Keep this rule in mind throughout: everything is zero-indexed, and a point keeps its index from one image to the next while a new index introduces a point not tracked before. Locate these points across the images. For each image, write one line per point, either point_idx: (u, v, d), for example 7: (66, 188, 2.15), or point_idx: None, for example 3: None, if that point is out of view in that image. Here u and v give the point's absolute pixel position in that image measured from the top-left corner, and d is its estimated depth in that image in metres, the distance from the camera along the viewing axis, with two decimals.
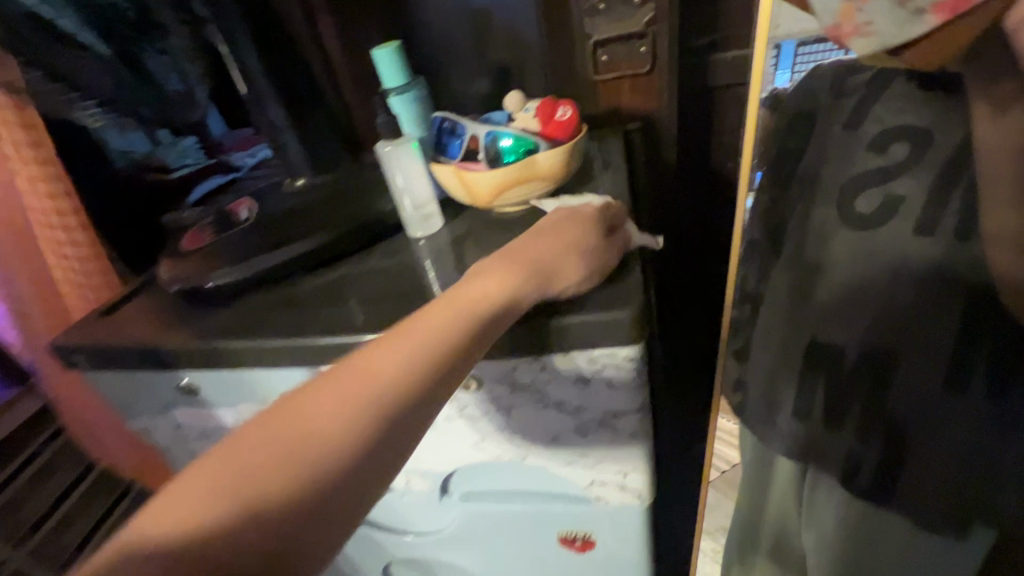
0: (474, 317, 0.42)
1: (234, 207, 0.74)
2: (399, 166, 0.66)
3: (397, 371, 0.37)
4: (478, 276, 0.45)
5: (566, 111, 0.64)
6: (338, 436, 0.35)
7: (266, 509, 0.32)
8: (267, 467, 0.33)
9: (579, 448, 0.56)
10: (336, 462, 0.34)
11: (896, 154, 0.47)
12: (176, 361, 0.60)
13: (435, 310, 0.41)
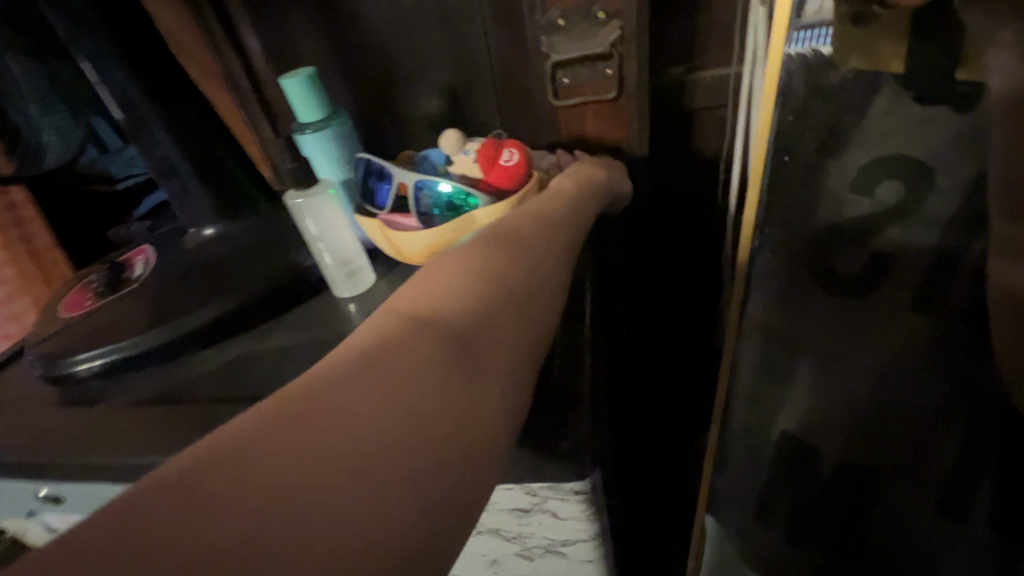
0: (527, 280, 0.37)
1: (129, 261, 0.63)
2: (315, 219, 0.56)
3: (466, 315, 0.32)
4: (512, 250, 0.39)
5: (512, 155, 0.53)
6: (442, 396, 0.28)
7: (394, 506, 0.23)
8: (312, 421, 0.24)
9: (525, 572, 0.46)
10: (439, 427, 0.26)
11: (887, 195, 0.52)
12: (33, 471, 0.49)
13: (472, 272, 0.35)
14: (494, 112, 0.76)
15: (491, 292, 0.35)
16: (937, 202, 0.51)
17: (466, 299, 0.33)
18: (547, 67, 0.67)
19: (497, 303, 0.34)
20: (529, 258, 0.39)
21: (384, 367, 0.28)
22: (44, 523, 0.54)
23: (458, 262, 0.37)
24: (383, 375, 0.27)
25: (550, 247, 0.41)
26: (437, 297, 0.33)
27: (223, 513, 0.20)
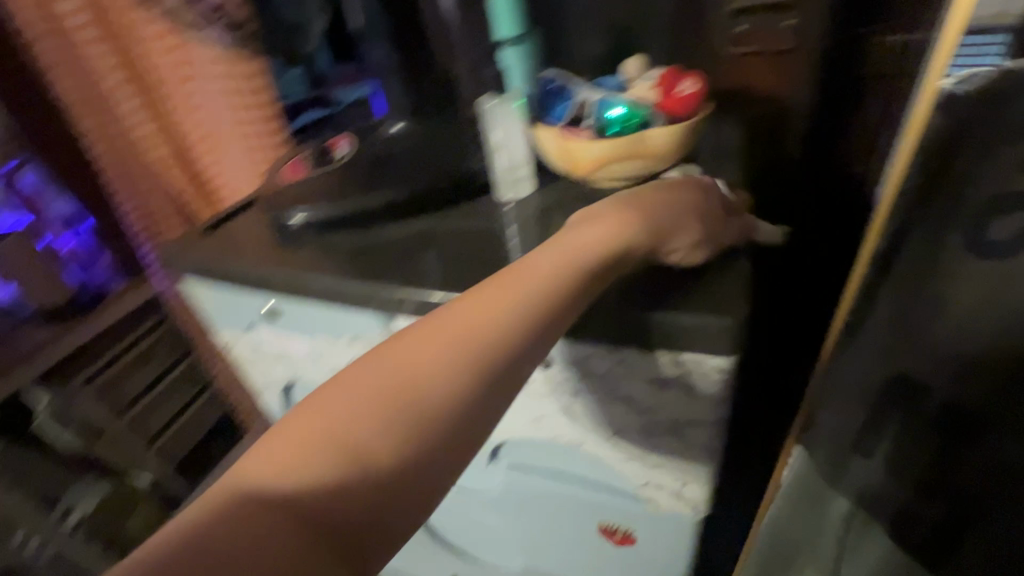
0: (510, 327, 0.36)
1: (333, 144, 0.75)
2: (500, 125, 0.63)
3: (438, 375, 0.33)
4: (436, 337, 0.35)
5: (690, 85, 0.57)
6: (383, 451, 0.31)
7: (309, 513, 0.30)
8: (304, 488, 0.30)
9: (641, 448, 0.54)
10: (397, 460, 0.31)
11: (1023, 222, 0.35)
12: (264, 287, 0.63)
13: (456, 327, 0.35)
14: (660, 57, 0.79)
15: (445, 340, 0.35)
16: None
17: (441, 352, 0.34)
18: (729, 11, 0.69)
19: (481, 327, 0.36)
20: (531, 300, 0.37)
21: (353, 431, 0.32)
22: (255, 336, 0.70)
23: (472, 306, 0.36)
24: (402, 384, 0.33)
25: (562, 281, 0.39)
26: (418, 344, 0.35)
27: (207, 531, 0.29)
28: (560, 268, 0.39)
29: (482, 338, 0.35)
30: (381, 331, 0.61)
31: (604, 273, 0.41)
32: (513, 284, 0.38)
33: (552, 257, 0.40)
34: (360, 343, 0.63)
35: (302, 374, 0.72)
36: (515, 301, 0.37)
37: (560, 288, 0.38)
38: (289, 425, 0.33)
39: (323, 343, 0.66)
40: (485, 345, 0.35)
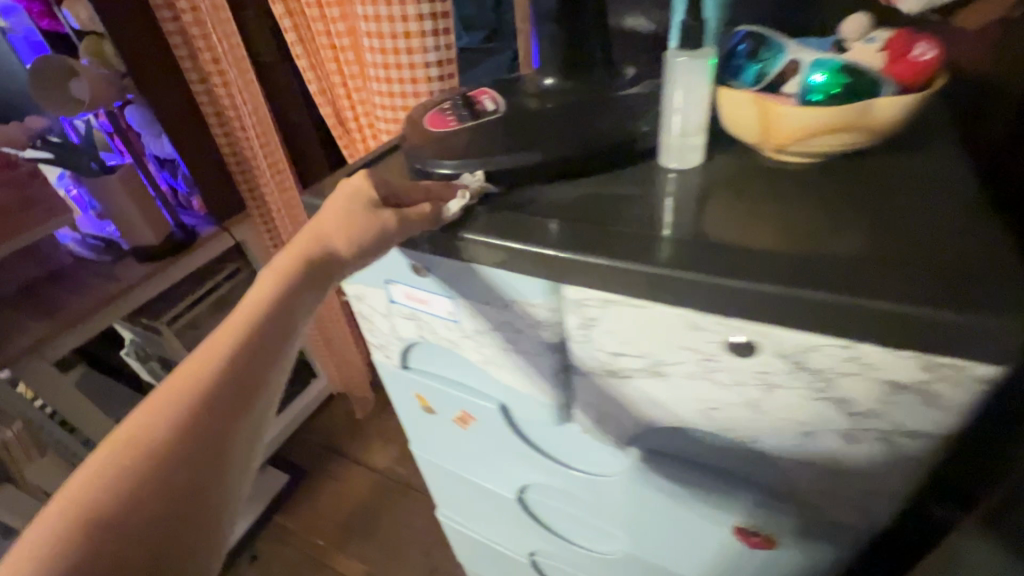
0: (257, 339, 0.46)
1: (479, 98, 0.70)
2: (690, 86, 0.57)
3: (209, 380, 0.44)
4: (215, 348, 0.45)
5: (926, 51, 0.50)
6: (164, 443, 0.40)
7: (99, 502, 0.37)
8: (151, 467, 0.39)
9: (833, 457, 0.49)
10: (140, 470, 0.39)
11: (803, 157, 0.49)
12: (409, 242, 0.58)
13: (227, 340, 0.45)
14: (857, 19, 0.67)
15: (240, 361, 0.45)
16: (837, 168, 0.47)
17: (217, 380, 0.44)
18: None
19: (235, 325, 0.46)
20: (266, 318, 0.47)
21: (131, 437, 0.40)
22: (390, 291, 0.67)
23: (235, 318, 0.47)
24: (201, 390, 0.43)
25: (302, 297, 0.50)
26: (184, 367, 0.44)
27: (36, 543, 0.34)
28: (289, 289, 0.49)
29: (231, 349, 0.45)
30: (541, 302, 0.55)
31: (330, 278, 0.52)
32: (262, 304, 0.48)
33: (280, 281, 0.50)
34: (512, 311, 0.58)
35: (431, 336, 0.69)
36: (260, 319, 0.47)
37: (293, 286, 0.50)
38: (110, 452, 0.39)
39: (467, 307, 0.61)
40: (235, 360, 0.45)
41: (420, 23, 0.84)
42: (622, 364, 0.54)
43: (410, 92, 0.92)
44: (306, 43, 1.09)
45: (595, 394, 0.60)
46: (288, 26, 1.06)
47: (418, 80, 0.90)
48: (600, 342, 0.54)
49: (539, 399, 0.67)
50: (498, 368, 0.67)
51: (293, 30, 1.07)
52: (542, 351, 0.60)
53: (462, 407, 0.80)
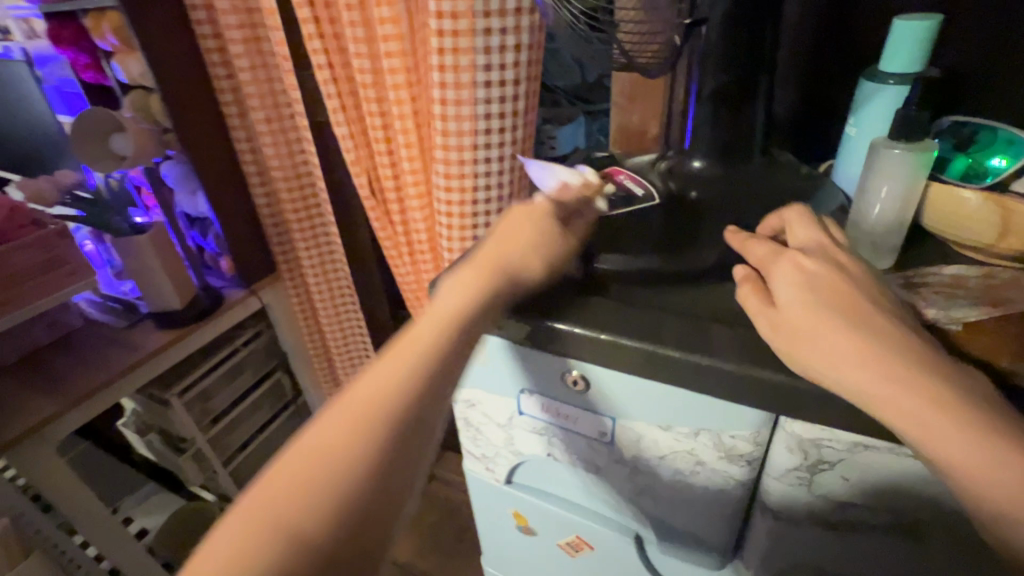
0: (440, 343, 0.42)
1: (619, 181, 0.62)
2: (897, 177, 0.50)
3: (340, 428, 0.36)
4: (337, 444, 0.35)
5: None
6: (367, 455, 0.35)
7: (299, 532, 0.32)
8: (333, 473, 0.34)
9: None
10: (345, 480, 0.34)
11: (960, 284, 0.44)
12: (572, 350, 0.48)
13: (382, 364, 0.39)
14: None
15: (386, 391, 0.38)
16: (942, 278, 0.46)
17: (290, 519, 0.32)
18: None
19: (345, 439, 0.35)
20: (423, 351, 0.41)
21: (263, 512, 0.32)
22: (523, 401, 0.56)
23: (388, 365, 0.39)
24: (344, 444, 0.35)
25: (447, 335, 0.43)
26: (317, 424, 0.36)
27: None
28: (447, 329, 0.43)
29: (377, 394, 0.37)
30: (749, 433, 0.45)
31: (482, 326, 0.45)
32: (417, 333, 0.42)
33: (434, 330, 0.43)
34: (698, 439, 0.47)
35: (565, 454, 0.58)
36: (398, 353, 0.40)
37: (457, 332, 0.43)
38: (225, 528, 0.32)
39: (632, 429, 0.50)
40: (380, 394, 0.37)
41: (517, 85, 0.75)
42: (856, 514, 0.44)
43: (494, 157, 0.80)
44: (350, 110, 0.96)
45: (796, 546, 0.48)
46: (333, 93, 0.93)
47: (504, 143, 0.79)
48: (828, 488, 0.43)
49: (702, 538, 0.55)
50: (654, 501, 0.55)
51: (337, 96, 0.94)
52: (727, 488, 0.49)
53: (575, 533, 0.66)
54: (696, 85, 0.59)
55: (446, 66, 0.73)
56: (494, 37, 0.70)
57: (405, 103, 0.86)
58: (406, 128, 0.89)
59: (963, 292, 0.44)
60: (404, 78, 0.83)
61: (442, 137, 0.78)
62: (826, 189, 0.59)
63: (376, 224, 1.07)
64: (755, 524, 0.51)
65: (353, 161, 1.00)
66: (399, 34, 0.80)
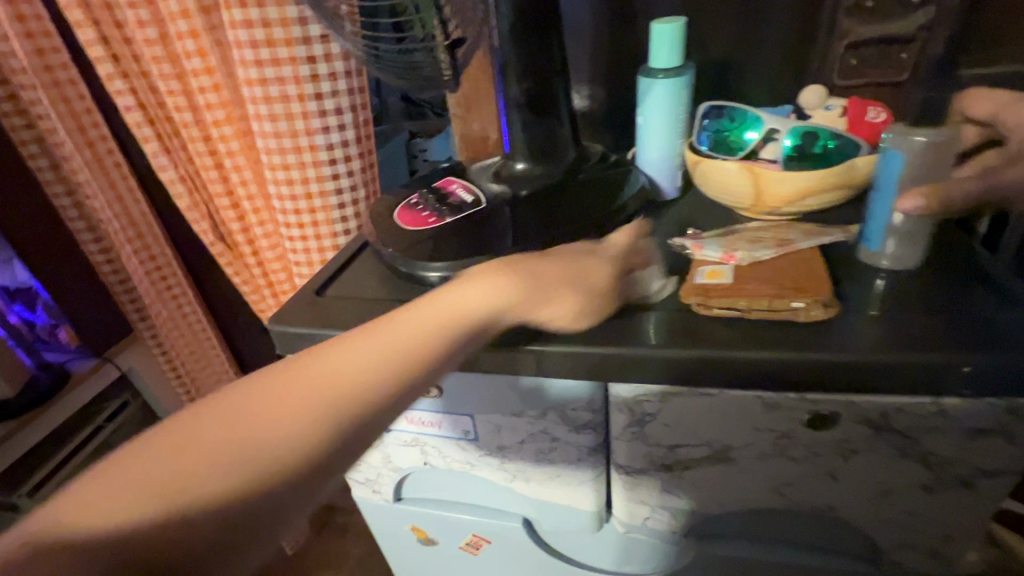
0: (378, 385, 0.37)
1: (455, 188, 0.66)
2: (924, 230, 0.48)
3: (274, 424, 0.34)
4: (351, 360, 0.37)
5: (880, 114, 0.56)
6: (391, 367, 0.38)
7: (281, 436, 0.34)
8: (325, 390, 0.36)
9: (911, 508, 0.48)
10: (327, 414, 0.35)
11: (748, 235, 0.52)
12: None
13: (338, 376, 0.36)
14: (776, 92, 0.72)
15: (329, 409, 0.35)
16: (739, 231, 0.53)
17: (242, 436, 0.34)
18: (838, 48, 0.66)
19: (381, 357, 0.38)
20: (354, 377, 0.37)
21: (254, 408, 0.35)
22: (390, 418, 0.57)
23: (424, 313, 0.41)
24: (361, 365, 0.37)
25: (429, 346, 0.39)
26: (276, 376, 0.37)
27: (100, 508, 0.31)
28: (422, 346, 0.39)
29: (425, 331, 0.40)
30: (586, 402, 0.49)
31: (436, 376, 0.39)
32: (402, 328, 0.40)
33: (478, 292, 0.43)
34: (545, 418, 0.51)
35: (441, 460, 0.59)
36: (340, 387, 0.36)
37: (434, 340, 0.40)
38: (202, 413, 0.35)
39: (489, 421, 0.53)
40: (415, 356, 0.38)
41: (342, 114, 0.74)
42: (683, 457, 0.50)
43: (331, 189, 0.78)
44: (175, 152, 0.90)
45: (650, 492, 0.54)
46: (150, 135, 0.87)
47: (340, 175, 0.78)
48: (657, 438, 0.49)
49: (576, 506, 0.59)
50: (527, 483, 0.58)
51: (156, 138, 0.88)
52: (583, 456, 0.54)
53: (472, 533, 0.67)
54: (505, 95, 0.64)
55: (263, 100, 0.71)
56: (303, 66, 0.70)
57: (231, 140, 0.83)
58: (238, 165, 0.85)
59: (750, 236, 0.51)
60: (224, 113, 0.80)
61: (272, 170, 0.77)
62: (631, 172, 0.66)
63: (228, 268, 1.01)
64: (614, 481, 0.56)
65: (188, 206, 0.94)
66: (210, 67, 0.77)
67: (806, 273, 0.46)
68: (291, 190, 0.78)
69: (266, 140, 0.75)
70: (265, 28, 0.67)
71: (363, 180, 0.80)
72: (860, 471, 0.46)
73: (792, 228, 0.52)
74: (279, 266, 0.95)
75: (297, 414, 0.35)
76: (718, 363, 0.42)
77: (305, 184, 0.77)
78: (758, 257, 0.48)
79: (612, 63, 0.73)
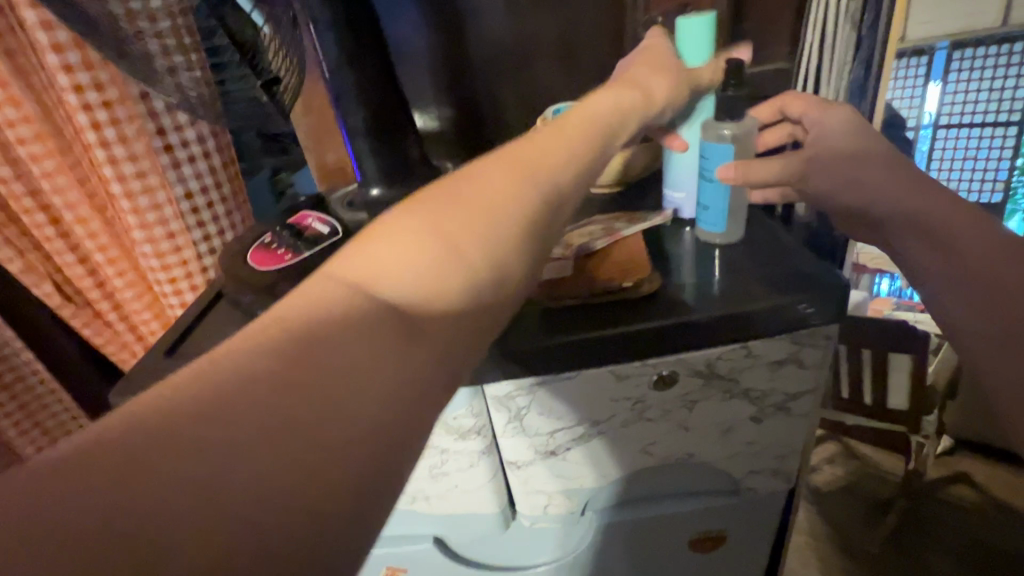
0: (511, 222, 0.30)
1: (308, 221, 0.65)
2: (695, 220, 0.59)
3: (471, 230, 0.30)
4: (520, 169, 0.33)
5: None
6: (556, 171, 0.34)
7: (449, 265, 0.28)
8: (491, 202, 0.31)
9: (751, 439, 0.56)
10: (508, 235, 0.30)
11: (585, 232, 0.56)
12: None
13: (459, 203, 0.30)
14: None
15: (465, 242, 0.29)
16: (577, 229, 0.58)
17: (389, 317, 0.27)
18: None
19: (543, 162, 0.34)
20: (523, 178, 0.32)
21: (423, 244, 0.29)
22: None
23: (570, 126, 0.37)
24: (523, 168, 0.33)
25: (587, 156, 0.36)
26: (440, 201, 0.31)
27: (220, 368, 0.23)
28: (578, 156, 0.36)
29: (578, 144, 0.36)
30: (466, 408, 0.51)
31: (552, 227, 0.32)
32: (555, 139, 0.36)
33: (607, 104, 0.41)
34: (431, 431, 0.52)
35: None
36: (466, 216, 0.30)
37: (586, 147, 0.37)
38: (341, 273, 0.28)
39: None
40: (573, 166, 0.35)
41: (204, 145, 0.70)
42: (563, 440, 0.54)
43: (205, 221, 0.74)
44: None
45: (544, 480, 0.58)
46: None
47: (213, 206, 0.73)
48: (536, 427, 0.52)
49: (479, 512, 0.60)
50: (427, 501, 0.58)
51: None
52: (475, 462, 0.55)
53: (385, 566, 0.65)
54: (348, 123, 0.65)
55: (111, 142, 0.66)
56: (155, 102, 0.66)
57: (71, 189, 0.74)
58: (82, 216, 0.76)
59: (586, 232, 0.56)
60: (56, 161, 0.71)
61: (134, 212, 0.70)
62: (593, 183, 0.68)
63: (84, 331, 0.88)
64: (507, 477, 0.58)
65: (22, 270, 0.81)
66: (29, 115, 0.68)
67: (627, 260, 0.53)
68: (155, 234, 0.72)
69: (121, 182, 0.68)
70: (105, 67, 0.63)
71: (236, 207, 0.76)
72: (706, 417, 0.53)
73: (621, 221, 0.57)
74: (147, 315, 0.86)
75: (473, 238, 0.29)
76: (570, 347, 0.47)
77: (176, 221, 0.72)
78: (592, 249, 0.52)
79: (454, 85, 0.77)
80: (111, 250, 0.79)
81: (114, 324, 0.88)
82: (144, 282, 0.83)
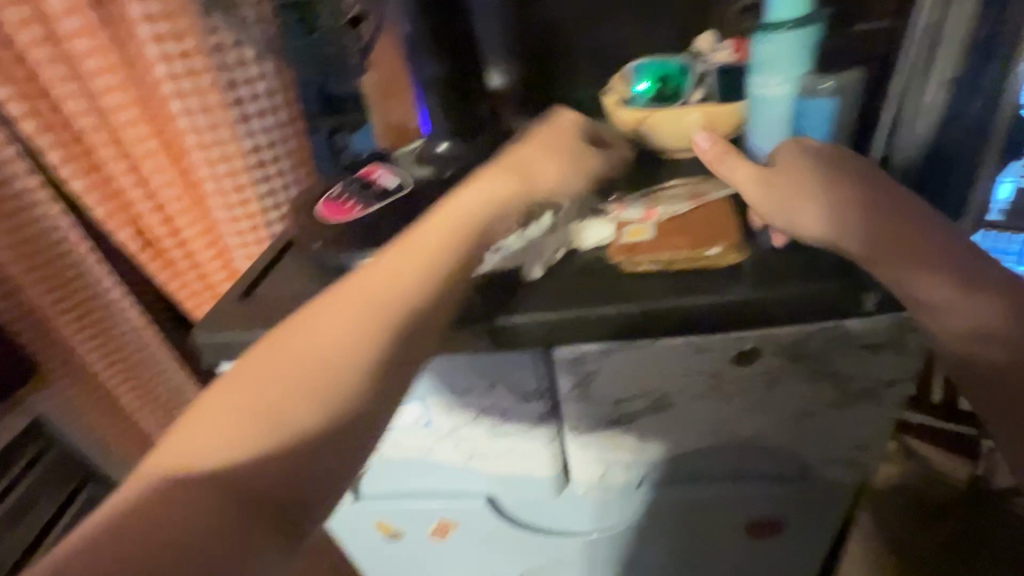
0: (431, 277, 0.39)
1: (377, 175, 0.64)
2: None
3: (398, 282, 0.38)
4: (443, 238, 0.41)
5: None
6: (470, 225, 0.43)
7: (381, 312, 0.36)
8: (415, 263, 0.39)
9: (829, 425, 0.53)
10: (426, 282, 0.39)
11: (668, 192, 0.54)
12: None
13: (392, 259, 0.39)
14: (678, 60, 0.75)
15: (390, 295, 0.37)
16: (658, 189, 0.55)
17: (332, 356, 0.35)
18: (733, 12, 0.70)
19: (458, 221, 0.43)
20: (447, 243, 0.41)
21: (355, 305, 0.37)
22: None
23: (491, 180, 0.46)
24: (443, 237, 0.41)
25: (501, 203, 0.45)
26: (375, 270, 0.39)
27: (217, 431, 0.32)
28: (494, 208, 0.45)
29: (493, 199, 0.45)
30: (532, 369, 0.50)
31: (467, 268, 0.41)
32: (475, 199, 0.45)
33: (535, 157, 0.49)
34: (494, 390, 0.52)
35: (396, 451, 0.59)
36: (395, 271, 0.38)
37: (502, 198, 0.45)
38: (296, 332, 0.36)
39: (439, 404, 0.53)
40: (484, 220, 0.44)
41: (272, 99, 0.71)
42: (628, 409, 0.52)
43: (270, 176, 0.75)
44: (82, 161, 0.81)
45: (603, 449, 0.56)
46: (51, 144, 0.77)
47: (278, 161, 0.74)
48: (601, 395, 0.51)
49: (534, 475, 0.60)
50: (485, 459, 0.58)
51: (57, 147, 0.78)
52: (535, 425, 0.55)
53: (438, 519, 0.66)
54: (419, 75, 0.63)
55: (188, 93, 0.66)
56: (229, 53, 0.66)
57: (149, 140, 0.76)
58: (159, 166, 0.79)
59: (669, 193, 0.54)
60: (137, 112, 0.74)
61: (207, 164, 0.72)
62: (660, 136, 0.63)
63: (159, 278, 0.93)
64: (565, 443, 0.58)
65: (106, 217, 0.84)
66: (113, 65, 0.70)
67: (717, 223, 0.49)
68: (226, 186, 0.74)
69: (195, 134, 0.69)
70: (184, 16, 0.63)
71: (299, 163, 0.76)
72: (785, 398, 0.50)
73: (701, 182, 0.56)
74: (217, 265, 0.89)
75: (397, 288, 0.38)
76: (649, 314, 0.45)
77: (245, 174, 0.73)
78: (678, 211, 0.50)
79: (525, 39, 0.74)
80: (185, 200, 0.82)
81: (187, 272, 0.92)
82: (213, 233, 0.86)
